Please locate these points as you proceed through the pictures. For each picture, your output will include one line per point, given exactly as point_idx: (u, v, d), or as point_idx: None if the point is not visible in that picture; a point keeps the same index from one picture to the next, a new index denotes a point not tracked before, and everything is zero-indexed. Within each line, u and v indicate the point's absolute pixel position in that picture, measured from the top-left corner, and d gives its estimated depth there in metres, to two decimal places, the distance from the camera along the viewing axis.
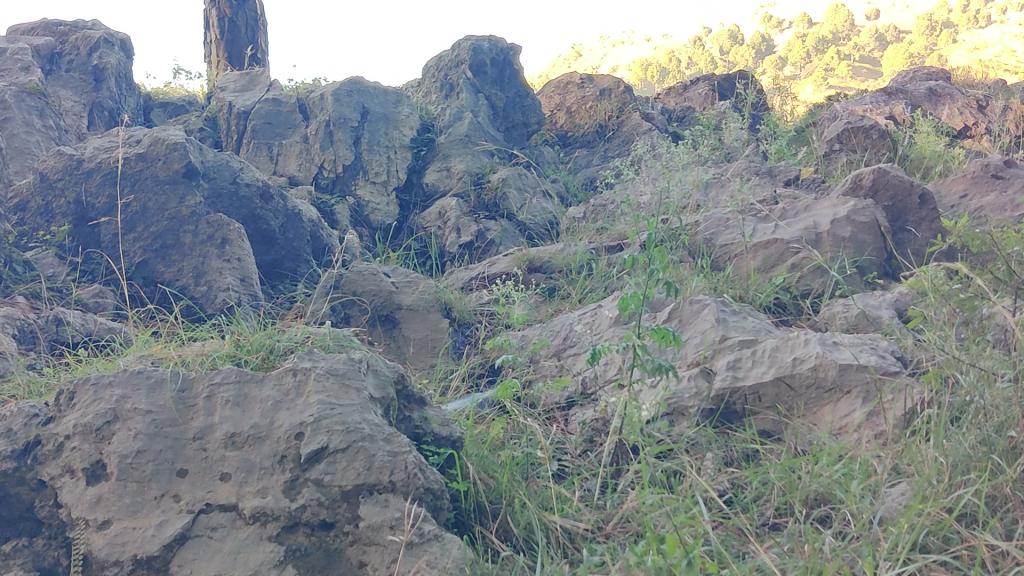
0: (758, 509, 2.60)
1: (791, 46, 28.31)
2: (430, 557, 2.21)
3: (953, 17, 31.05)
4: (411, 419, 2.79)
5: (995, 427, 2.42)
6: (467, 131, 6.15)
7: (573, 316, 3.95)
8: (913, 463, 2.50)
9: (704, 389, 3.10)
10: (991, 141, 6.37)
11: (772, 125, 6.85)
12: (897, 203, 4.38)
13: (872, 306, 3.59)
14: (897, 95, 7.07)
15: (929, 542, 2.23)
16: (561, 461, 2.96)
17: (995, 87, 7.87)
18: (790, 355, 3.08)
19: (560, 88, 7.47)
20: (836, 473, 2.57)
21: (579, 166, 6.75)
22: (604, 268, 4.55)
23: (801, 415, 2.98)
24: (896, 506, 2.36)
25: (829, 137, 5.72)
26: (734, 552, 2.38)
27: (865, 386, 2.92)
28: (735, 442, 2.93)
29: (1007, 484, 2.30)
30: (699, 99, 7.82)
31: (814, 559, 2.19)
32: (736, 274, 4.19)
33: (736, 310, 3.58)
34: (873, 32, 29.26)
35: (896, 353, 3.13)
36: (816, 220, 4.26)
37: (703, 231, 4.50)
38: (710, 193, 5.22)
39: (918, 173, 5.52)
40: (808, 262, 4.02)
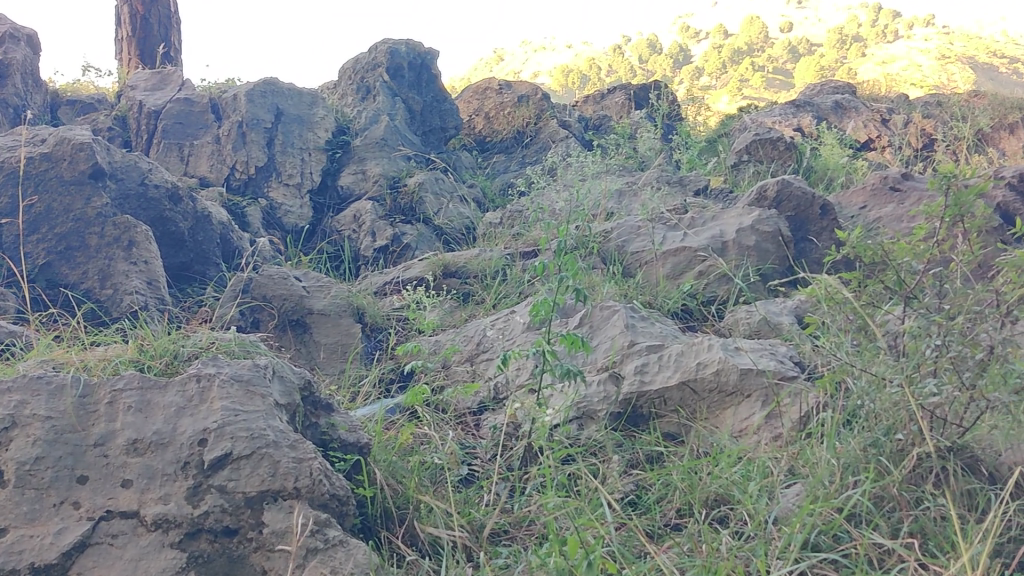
0: (660, 510, 2.68)
1: (708, 55, 28.95)
2: (334, 561, 2.25)
3: (863, 32, 32.10)
4: (318, 425, 2.79)
5: (884, 430, 2.51)
6: (383, 135, 6.15)
7: (486, 322, 3.99)
8: (807, 465, 2.60)
9: (612, 393, 3.17)
10: (893, 154, 6.62)
11: (685, 135, 7.01)
12: (799, 213, 4.53)
13: (774, 313, 3.71)
14: (805, 107, 7.29)
15: (820, 541, 2.32)
16: (471, 466, 3.00)
17: (898, 101, 8.16)
18: (695, 360, 3.16)
19: (479, 93, 7.50)
20: (734, 474, 2.66)
21: (497, 171, 6.80)
22: (518, 274, 4.60)
23: (704, 418, 3.07)
24: (790, 506, 2.45)
25: (738, 148, 5.89)
26: (635, 552, 2.45)
27: (764, 390, 3.02)
28: (640, 444, 3.00)
29: (894, 485, 2.41)
30: (615, 108, 7.93)
31: (711, 558, 2.27)
32: (646, 280, 4.28)
33: (644, 316, 3.66)
34: (786, 44, 30.07)
35: (795, 358, 3.25)
36: (723, 229, 4.39)
37: (615, 239, 4.57)
38: (621, 202, 5.32)
39: (821, 185, 5.72)
40: (714, 270, 4.15)
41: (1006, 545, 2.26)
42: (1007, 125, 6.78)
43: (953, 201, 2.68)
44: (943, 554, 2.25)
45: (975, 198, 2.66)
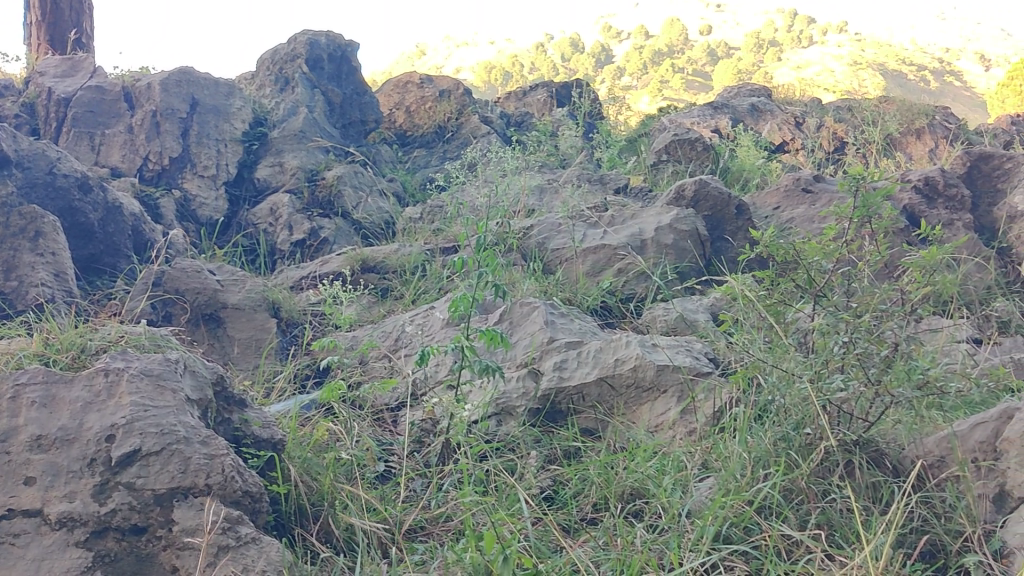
0: (576, 505, 2.69)
1: (629, 56, 29.31)
2: (246, 560, 2.22)
3: (779, 37, 32.86)
4: (230, 421, 2.74)
5: (794, 424, 2.56)
6: (301, 127, 6.07)
7: (404, 318, 3.96)
8: (720, 459, 2.65)
9: (531, 389, 3.18)
10: (805, 156, 6.78)
11: (605, 134, 7.08)
12: (716, 213, 4.59)
13: (690, 310, 3.76)
14: (722, 109, 7.42)
15: (731, 533, 2.37)
16: (388, 462, 2.98)
17: (811, 104, 8.37)
18: (613, 356, 3.18)
19: (399, 87, 7.43)
20: (650, 469, 2.68)
21: (418, 166, 6.77)
22: (437, 270, 4.58)
23: (621, 414, 3.10)
24: (703, 500, 2.50)
25: (657, 148, 5.96)
26: (551, 546, 2.46)
27: (680, 386, 3.06)
28: (557, 440, 3.02)
29: (803, 478, 2.47)
30: (537, 105, 7.95)
31: (625, 552, 2.31)
32: (565, 277, 4.31)
33: (564, 312, 3.66)
34: (705, 47, 30.61)
35: (710, 355, 3.30)
36: (641, 227, 4.43)
37: (535, 235, 4.59)
38: (542, 198, 5.34)
39: (737, 185, 5.83)
40: (632, 267, 4.19)
41: (907, 536, 2.34)
42: (914, 130, 7.00)
43: (862, 202, 2.76)
44: (848, 545, 2.33)
45: (882, 200, 2.74)
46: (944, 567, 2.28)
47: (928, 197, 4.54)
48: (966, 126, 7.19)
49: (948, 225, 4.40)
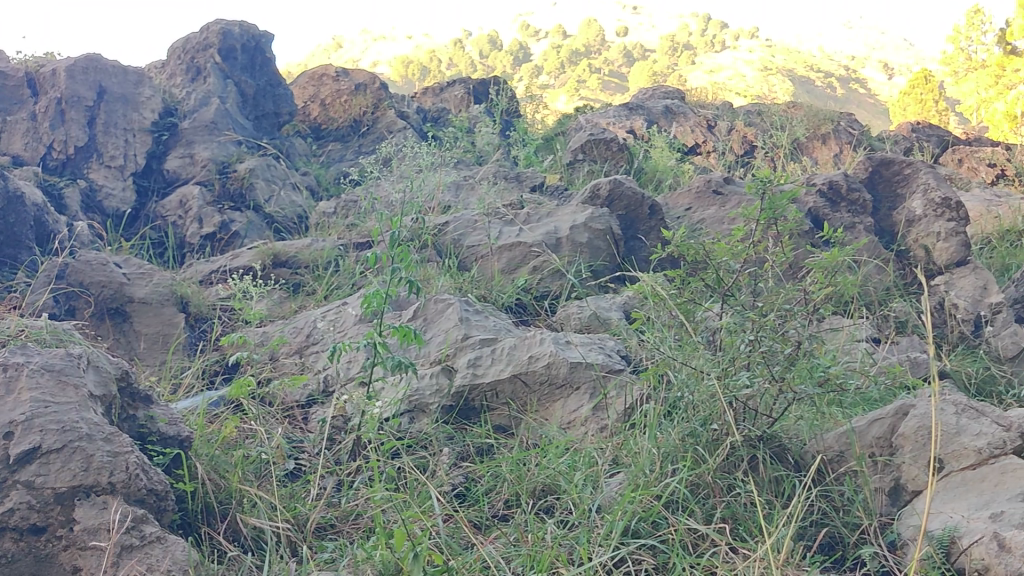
0: (488, 502, 2.70)
1: (546, 54, 29.53)
2: (150, 559, 2.17)
3: (693, 40, 33.46)
4: (135, 418, 2.68)
5: (701, 420, 2.62)
6: (213, 118, 5.94)
7: (316, 313, 3.92)
8: (630, 455, 2.69)
9: (444, 386, 3.17)
10: (717, 159, 6.91)
11: (522, 131, 7.11)
12: (630, 212, 4.66)
13: (603, 308, 3.80)
14: (637, 110, 7.53)
15: (640, 527, 2.41)
16: (298, 460, 2.95)
17: (723, 107, 8.55)
18: (527, 353, 3.20)
19: (315, 79, 7.34)
20: (561, 465, 2.71)
21: (332, 160, 6.70)
22: (351, 265, 4.55)
23: (534, 411, 3.12)
24: (612, 495, 2.54)
25: (573, 147, 5.99)
26: (462, 543, 2.47)
27: (592, 383, 3.10)
28: (471, 437, 3.03)
29: (709, 473, 2.53)
30: (454, 101, 7.94)
31: (535, 547, 2.33)
32: (481, 274, 4.32)
33: (479, 309, 3.66)
34: (621, 48, 31.00)
35: (622, 352, 3.35)
36: (557, 225, 4.47)
37: (451, 232, 4.59)
38: (458, 195, 5.34)
39: (650, 186, 5.92)
40: (547, 265, 4.22)
41: (808, 529, 2.42)
42: (820, 135, 7.21)
43: (768, 204, 2.85)
44: (751, 538, 2.39)
45: (787, 202, 2.82)
46: (842, 559, 2.36)
47: (832, 200, 4.68)
48: (869, 133, 7.43)
49: (850, 228, 4.54)
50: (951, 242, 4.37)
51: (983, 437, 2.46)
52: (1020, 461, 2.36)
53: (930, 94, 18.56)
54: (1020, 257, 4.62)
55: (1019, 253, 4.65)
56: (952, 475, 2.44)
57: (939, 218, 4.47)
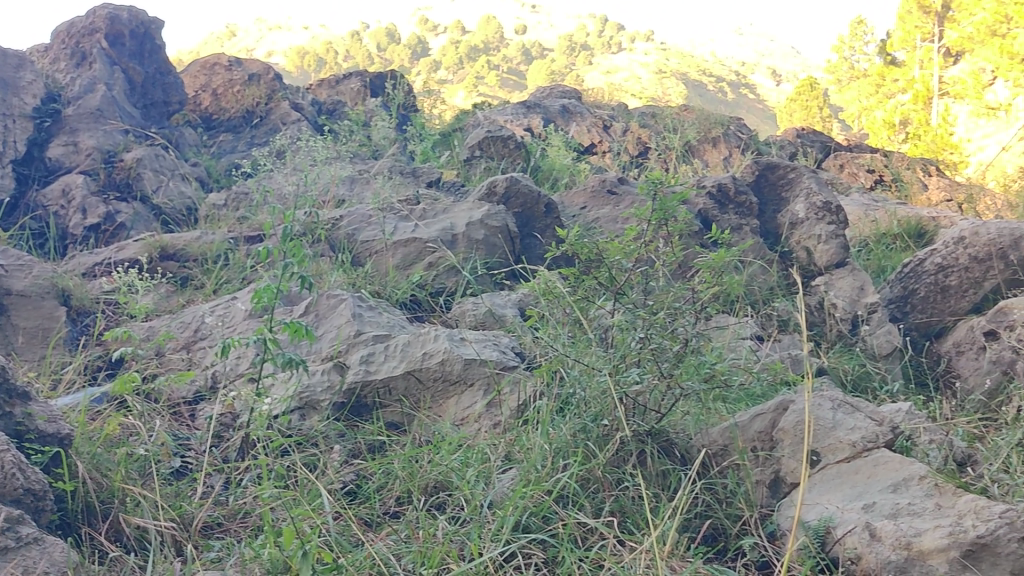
0: (380, 499, 2.69)
1: (444, 51, 29.53)
2: (27, 561, 2.09)
3: (590, 40, 33.89)
4: (11, 415, 2.57)
5: (592, 416, 2.66)
6: (98, 105, 5.76)
7: (205, 308, 3.82)
8: (522, 450, 2.71)
9: (336, 382, 3.14)
10: (612, 159, 7.01)
11: (419, 126, 7.08)
12: (526, 210, 4.69)
13: (498, 305, 3.81)
14: (534, 108, 7.59)
15: (530, 522, 2.43)
16: (184, 458, 2.88)
17: (618, 108, 8.69)
18: (421, 350, 3.20)
19: (206, 68, 7.16)
20: (453, 461, 2.71)
21: (223, 151, 6.55)
22: (241, 259, 4.46)
23: (427, 407, 3.11)
24: (504, 490, 2.56)
25: (471, 144, 6.00)
26: (353, 540, 2.46)
27: (486, 379, 3.11)
28: (362, 434, 3.00)
29: (599, 467, 2.57)
30: (351, 94, 7.85)
31: (426, 544, 2.33)
32: (375, 270, 4.28)
33: (372, 305, 3.63)
34: (520, 46, 31.16)
35: (516, 349, 3.37)
36: (453, 222, 4.46)
37: (345, 227, 4.55)
38: (352, 189, 5.29)
39: (547, 184, 5.96)
40: (443, 261, 4.20)
41: (692, 521, 2.49)
42: (711, 138, 7.40)
43: (659, 206, 2.91)
44: (638, 531, 2.45)
45: (678, 203, 2.89)
46: (725, 549, 2.43)
47: (720, 202, 4.81)
48: (756, 137, 7.65)
49: (737, 229, 4.68)
50: (831, 244, 4.54)
51: (857, 431, 2.58)
52: (891, 453, 2.48)
53: (815, 101, 19.22)
54: (894, 260, 4.83)
55: (894, 256, 4.86)
56: (828, 468, 2.54)
57: (821, 221, 4.64)
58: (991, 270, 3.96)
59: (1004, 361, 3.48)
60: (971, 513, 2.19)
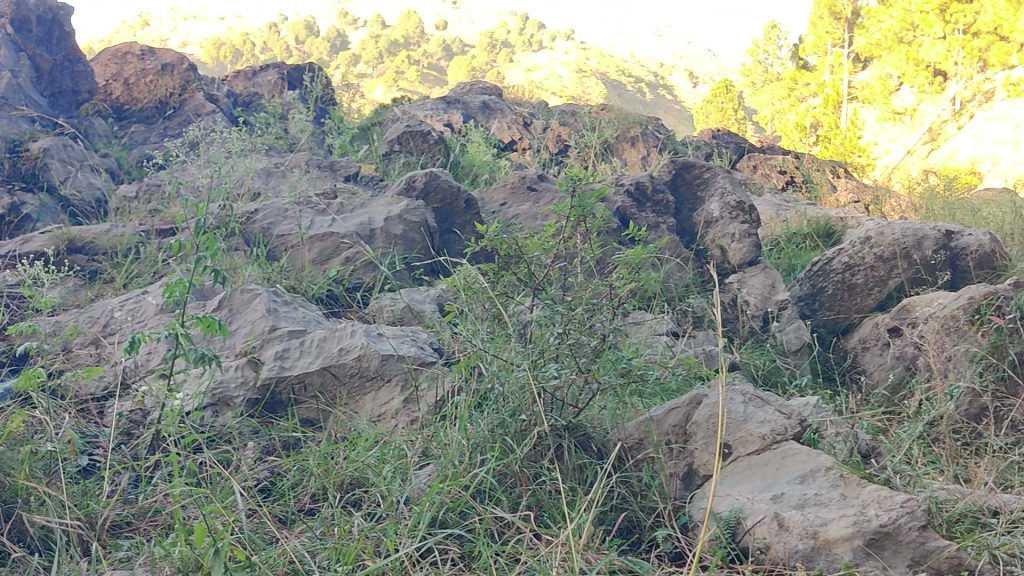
0: (294, 496, 2.65)
1: (364, 45, 29.31)
2: None
3: (511, 38, 34.00)
4: None
5: (510, 411, 2.65)
6: (3, 93, 5.59)
7: (114, 302, 3.72)
8: (440, 446, 2.70)
9: (249, 379, 3.09)
10: (532, 156, 7.04)
11: (338, 120, 7.01)
12: (445, 206, 4.68)
13: (416, 301, 3.79)
14: (454, 105, 7.58)
15: (447, 518, 2.42)
16: (92, 456, 2.80)
17: (538, 106, 8.74)
18: (337, 346, 3.17)
19: (117, 57, 6.96)
20: (370, 458, 2.68)
21: (135, 142, 6.37)
22: (153, 253, 4.35)
23: (343, 403, 3.08)
24: (421, 487, 2.55)
25: (390, 138, 5.99)
26: (267, 538, 2.42)
27: (404, 375, 3.10)
28: (277, 431, 2.95)
29: (516, 462, 2.57)
30: (267, 86, 7.73)
31: (342, 540, 2.31)
32: (290, 264, 4.22)
33: (287, 300, 3.57)
34: (441, 42, 31.08)
35: (435, 345, 3.36)
36: (371, 216, 4.43)
37: (260, 220, 4.49)
38: (268, 182, 5.21)
39: (466, 180, 5.95)
40: (360, 256, 4.17)
41: (608, 514, 2.52)
42: (629, 137, 7.49)
43: (578, 202, 2.93)
44: (555, 524, 2.46)
45: (596, 201, 2.92)
46: (639, 541, 2.47)
47: (638, 200, 4.88)
48: (673, 137, 7.78)
49: (654, 227, 4.74)
50: (744, 243, 4.63)
51: (767, 424, 2.65)
52: (799, 446, 2.55)
53: (730, 103, 19.62)
54: (804, 259, 4.96)
55: (804, 255, 4.99)
56: (739, 460, 2.60)
57: (734, 221, 4.74)
58: (896, 269, 4.10)
59: (907, 357, 3.62)
60: (874, 503, 2.27)
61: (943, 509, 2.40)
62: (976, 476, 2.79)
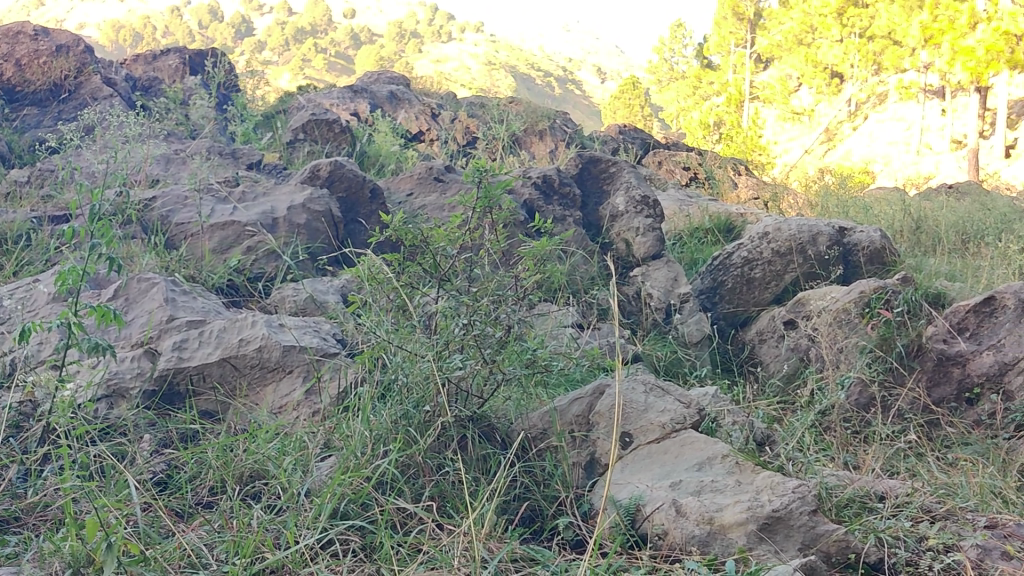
0: (192, 489, 2.59)
1: (271, 33, 28.81)
2: None
3: (420, 30, 33.83)
4: None
5: (414, 402, 2.64)
6: None
7: (3, 290, 3.58)
8: (342, 438, 2.67)
9: (146, 370, 3.00)
10: (439, 147, 7.03)
11: (241, 107, 6.88)
12: (350, 195, 4.65)
13: (320, 291, 3.74)
14: (361, 93, 7.52)
15: (348, 509, 2.41)
16: None
17: (446, 96, 8.73)
18: (237, 336, 3.11)
19: (8, 37, 6.62)
20: (270, 450, 2.64)
21: (27, 126, 6.14)
22: (45, 240, 4.20)
23: (243, 395, 3.04)
24: (322, 478, 2.53)
25: (294, 126, 5.88)
26: (163, 532, 2.37)
27: (305, 366, 3.06)
28: (175, 423, 2.88)
29: (419, 453, 2.57)
30: (168, 71, 7.53)
31: (240, 533, 2.27)
32: (190, 254, 4.12)
33: (186, 290, 3.49)
34: (349, 31, 30.74)
35: (338, 335, 3.32)
36: (274, 205, 4.37)
37: (159, 208, 4.38)
38: (168, 169, 5.08)
39: (372, 170, 5.90)
40: (262, 246, 4.10)
41: (511, 503, 2.54)
42: (537, 131, 7.53)
43: (484, 193, 2.93)
44: (457, 514, 2.47)
45: (501, 192, 2.93)
46: (541, 530, 2.50)
47: (545, 193, 4.91)
48: (580, 131, 7.86)
49: (561, 220, 4.78)
50: (648, 237, 4.70)
51: (666, 413, 2.71)
52: (697, 434, 2.62)
53: (636, 100, 19.93)
54: (705, 253, 5.07)
55: (705, 250, 5.10)
56: (639, 448, 2.65)
57: (639, 215, 4.81)
58: (792, 264, 4.23)
59: (801, 348, 3.73)
60: (767, 489, 2.34)
61: (833, 494, 2.49)
62: (864, 462, 2.92)
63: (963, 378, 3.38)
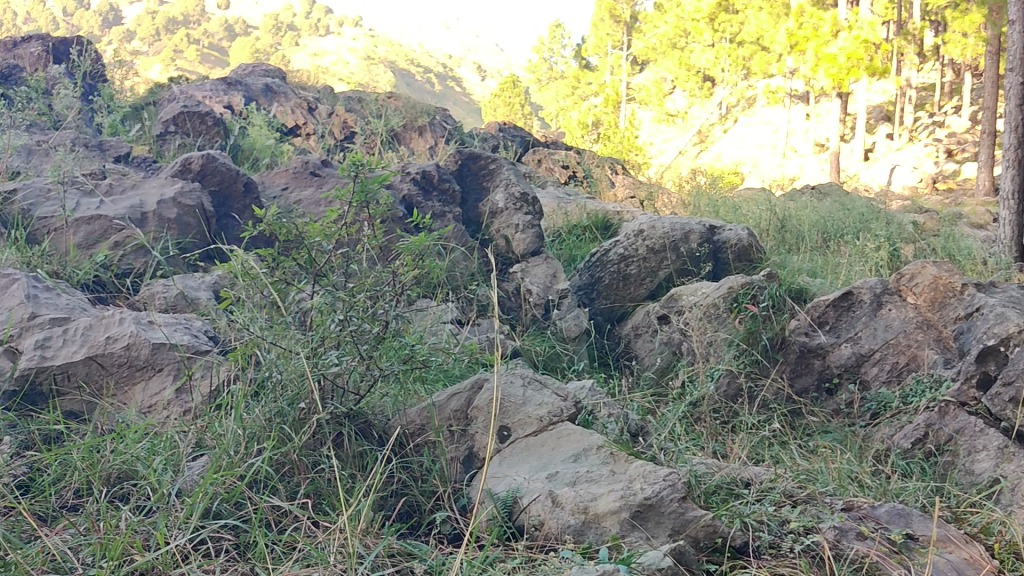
0: (56, 492, 2.49)
1: (140, 22, 27.85)
2: None
3: (298, 23, 33.23)
4: None
5: (289, 399, 2.62)
6: None
7: None
8: (215, 437, 2.62)
9: (6, 369, 2.87)
10: (316, 141, 6.94)
11: (108, 97, 6.64)
12: (223, 189, 4.56)
13: (191, 287, 3.64)
14: (236, 86, 7.36)
15: (221, 508, 2.36)
16: None
17: (323, 90, 8.63)
18: (104, 334, 3.02)
19: None
20: (139, 450, 2.57)
21: None
22: None
23: (110, 395, 2.95)
24: (194, 478, 2.47)
25: (165, 118, 5.71)
26: (24, 536, 2.27)
27: (176, 364, 2.99)
28: (37, 424, 2.76)
29: (295, 451, 2.54)
30: (29, 59, 7.20)
31: (107, 535, 2.21)
32: (53, 248, 3.95)
33: (49, 286, 3.35)
34: (223, 22, 29.96)
35: (209, 332, 3.26)
36: (143, 199, 4.24)
37: (20, 201, 4.18)
38: (30, 160, 4.86)
39: (247, 163, 5.79)
40: (131, 241, 3.97)
41: (388, 499, 2.54)
42: (417, 127, 7.51)
43: (360, 187, 2.91)
44: (333, 511, 2.46)
45: (378, 186, 2.91)
46: (418, 525, 2.51)
47: (424, 188, 4.92)
48: (460, 128, 7.89)
49: (440, 216, 4.78)
50: (527, 233, 4.76)
51: (544, 406, 2.77)
52: (573, 426, 2.68)
53: (516, 98, 20.10)
54: (583, 251, 5.17)
55: (582, 247, 5.20)
56: (516, 442, 2.69)
57: (518, 211, 4.86)
58: (665, 261, 4.36)
59: (673, 342, 3.84)
60: (640, 477, 2.41)
61: (701, 481, 2.59)
62: (732, 451, 3.03)
63: (823, 369, 3.58)
